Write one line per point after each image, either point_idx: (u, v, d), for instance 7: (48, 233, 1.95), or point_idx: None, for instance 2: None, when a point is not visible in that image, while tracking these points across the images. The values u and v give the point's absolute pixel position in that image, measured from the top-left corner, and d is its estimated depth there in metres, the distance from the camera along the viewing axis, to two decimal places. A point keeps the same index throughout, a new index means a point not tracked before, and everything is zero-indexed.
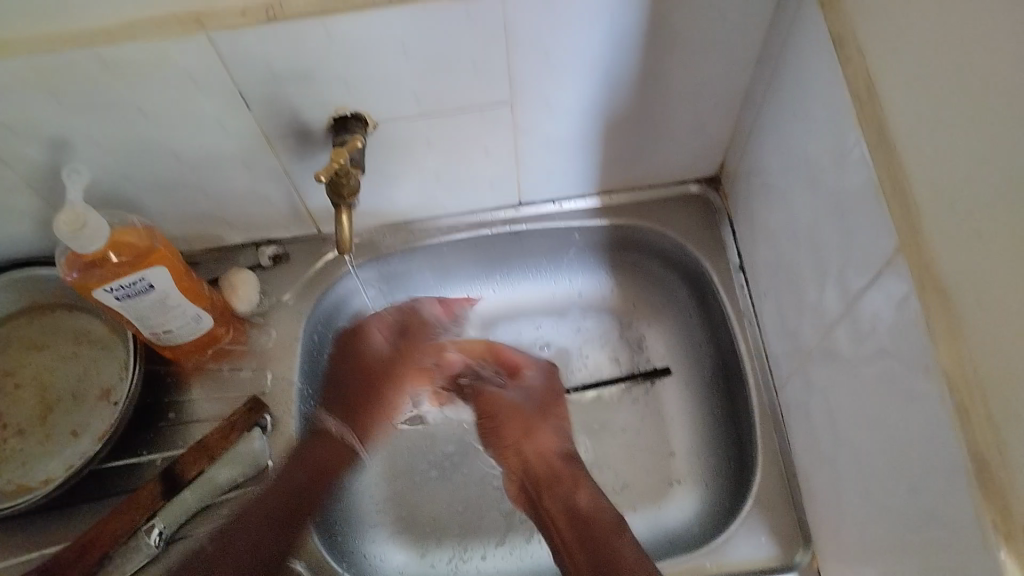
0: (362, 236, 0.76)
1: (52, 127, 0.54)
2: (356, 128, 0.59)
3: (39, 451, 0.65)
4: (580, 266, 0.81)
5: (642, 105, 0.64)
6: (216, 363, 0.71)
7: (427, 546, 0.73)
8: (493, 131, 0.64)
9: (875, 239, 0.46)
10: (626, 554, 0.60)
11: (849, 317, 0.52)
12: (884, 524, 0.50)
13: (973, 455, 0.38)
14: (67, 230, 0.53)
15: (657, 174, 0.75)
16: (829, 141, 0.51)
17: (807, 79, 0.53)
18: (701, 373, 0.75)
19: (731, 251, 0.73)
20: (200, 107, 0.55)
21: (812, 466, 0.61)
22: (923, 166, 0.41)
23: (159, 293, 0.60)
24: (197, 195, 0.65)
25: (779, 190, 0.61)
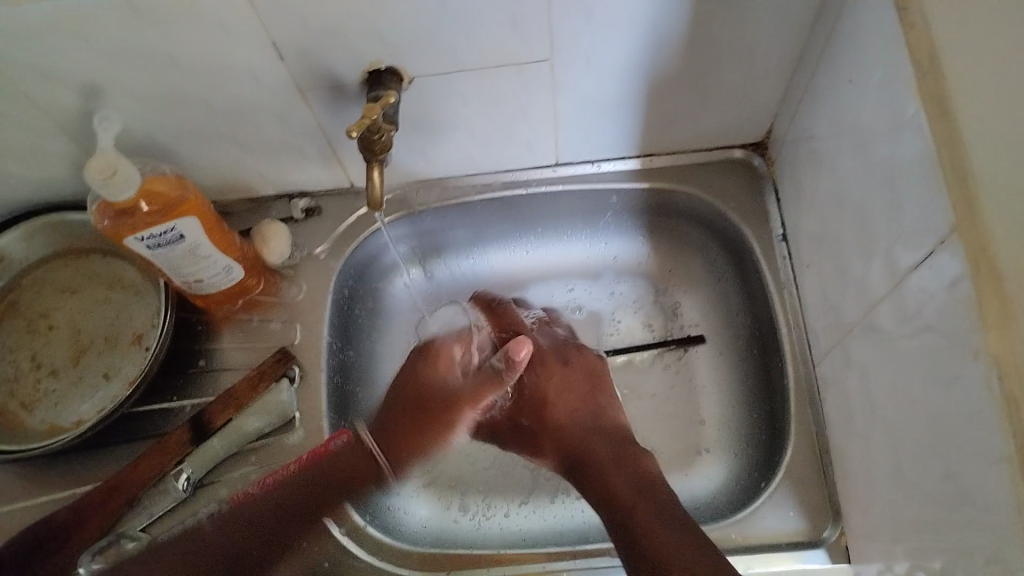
0: (395, 192, 0.75)
1: (84, 69, 0.53)
2: (390, 82, 0.57)
3: (72, 392, 0.66)
4: (616, 230, 0.79)
5: (689, 65, 0.61)
6: (247, 313, 0.71)
7: (451, 500, 0.73)
8: (532, 87, 0.62)
9: (928, 216, 0.44)
10: None
11: (895, 295, 0.50)
12: (918, 507, 0.48)
13: (1018, 448, 0.36)
14: (99, 176, 0.52)
15: (701, 136, 0.72)
16: (886, 111, 0.48)
17: (864, 45, 0.50)
18: (735, 344, 0.74)
19: (775, 221, 0.71)
20: (233, 55, 0.54)
21: (845, 443, 0.59)
22: (990, 145, 0.39)
23: (189, 242, 0.59)
24: (230, 144, 0.64)
25: (829, 160, 0.59)
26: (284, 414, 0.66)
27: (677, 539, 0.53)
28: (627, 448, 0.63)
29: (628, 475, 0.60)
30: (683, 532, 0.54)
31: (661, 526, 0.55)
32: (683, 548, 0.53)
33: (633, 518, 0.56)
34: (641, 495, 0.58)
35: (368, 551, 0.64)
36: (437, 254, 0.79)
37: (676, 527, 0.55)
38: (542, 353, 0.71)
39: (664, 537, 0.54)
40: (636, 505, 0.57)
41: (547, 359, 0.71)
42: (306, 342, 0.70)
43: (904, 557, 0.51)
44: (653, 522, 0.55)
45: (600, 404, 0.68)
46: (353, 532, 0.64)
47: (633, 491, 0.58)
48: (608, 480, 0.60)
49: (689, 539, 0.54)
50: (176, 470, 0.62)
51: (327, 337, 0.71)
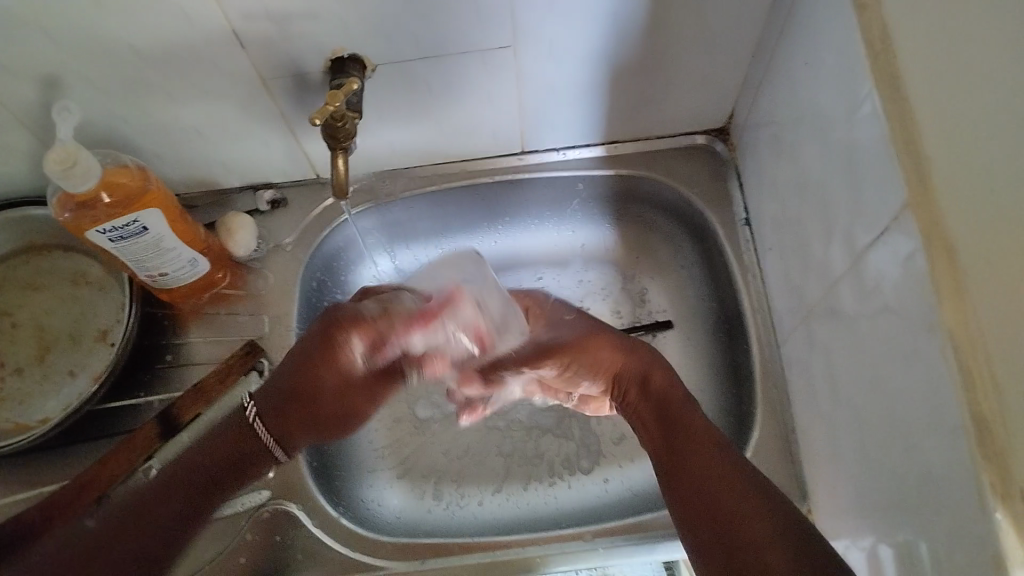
0: (363, 183, 0.75)
1: (40, 59, 0.52)
2: (353, 70, 0.57)
3: (38, 391, 0.65)
4: (582, 218, 0.79)
5: (651, 51, 0.62)
6: (214, 307, 0.71)
7: (425, 490, 0.73)
8: (497, 74, 0.62)
9: (883, 196, 0.45)
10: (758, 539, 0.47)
11: (854, 274, 0.51)
12: (880, 481, 0.49)
13: (974, 417, 0.37)
14: (57, 168, 0.52)
15: (665, 123, 0.73)
16: (841, 94, 0.49)
17: (819, 29, 0.51)
18: (702, 328, 0.75)
19: (738, 204, 0.72)
20: (193, 44, 0.53)
21: (810, 422, 0.60)
22: (939, 122, 0.40)
23: (154, 235, 0.59)
24: (193, 136, 0.64)
25: (788, 143, 0.60)
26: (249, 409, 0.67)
27: (764, 516, 0.49)
28: (685, 408, 0.60)
29: (708, 454, 0.54)
30: (764, 504, 0.50)
31: (752, 511, 0.49)
32: (771, 532, 0.47)
33: (717, 497, 0.51)
34: (716, 464, 0.53)
35: (343, 543, 0.63)
36: (404, 244, 0.79)
37: (755, 501, 0.50)
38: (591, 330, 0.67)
39: (741, 520, 0.49)
40: (715, 491, 0.52)
41: (590, 324, 0.67)
42: (275, 335, 0.70)
43: (868, 531, 0.52)
44: (738, 506, 0.50)
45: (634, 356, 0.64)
46: (326, 525, 0.64)
47: (709, 466, 0.53)
48: (693, 450, 0.55)
49: (769, 513, 0.49)
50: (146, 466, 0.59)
51: (297, 330, 0.71)
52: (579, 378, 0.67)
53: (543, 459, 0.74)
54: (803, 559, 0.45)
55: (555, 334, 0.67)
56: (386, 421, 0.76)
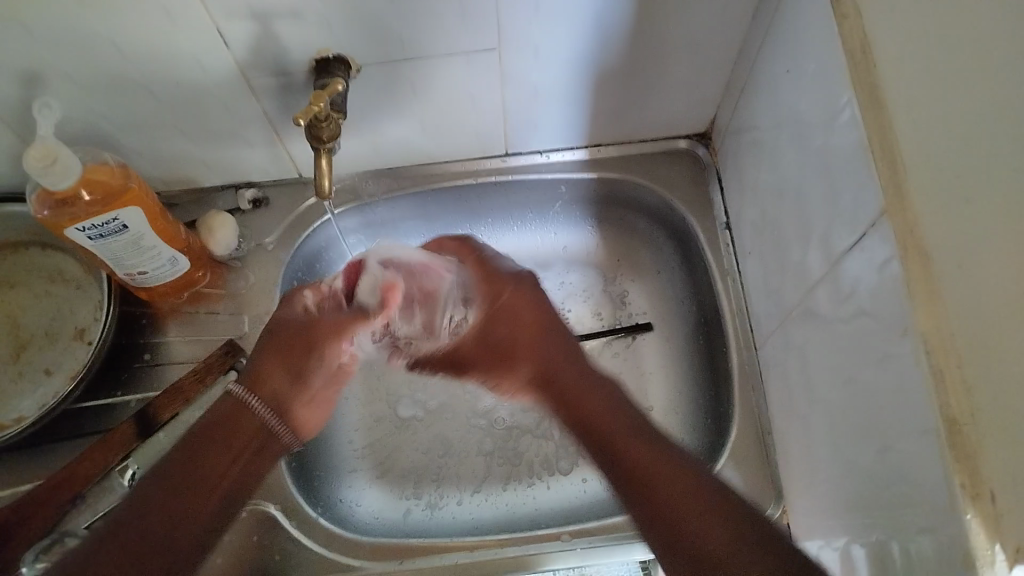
0: (344, 181, 0.75)
1: (18, 54, 0.52)
2: (338, 71, 0.57)
3: (12, 389, 0.64)
4: (565, 220, 0.80)
5: (634, 55, 0.62)
6: (193, 306, 0.71)
7: (403, 490, 0.73)
8: (481, 76, 0.62)
9: (860, 204, 0.45)
10: (715, 535, 0.45)
11: (831, 280, 0.51)
12: (854, 482, 0.50)
13: (946, 422, 0.38)
14: (37, 164, 0.51)
15: (645, 128, 0.73)
16: (821, 103, 0.50)
17: (800, 36, 0.52)
18: (683, 331, 0.75)
19: (719, 208, 0.73)
20: (177, 42, 0.53)
21: (787, 424, 0.61)
22: (914, 133, 0.40)
23: (133, 233, 0.59)
24: (174, 134, 0.63)
25: (768, 149, 0.60)
26: None
27: (663, 470, 0.49)
28: (594, 378, 0.56)
29: (619, 417, 0.53)
30: (705, 483, 0.48)
31: (630, 441, 0.51)
32: (687, 491, 0.47)
33: (631, 458, 0.50)
34: (652, 456, 0.50)
35: (317, 541, 0.63)
36: None
37: (674, 458, 0.50)
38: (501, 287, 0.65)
39: (651, 475, 0.49)
40: (629, 469, 0.50)
41: (506, 324, 0.60)
42: (254, 334, 0.70)
43: (841, 532, 0.52)
44: (649, 459, 0.50)
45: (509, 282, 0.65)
46: (303, 524, 0.64)
47: (630, 439, 0.51)
48: (591, 417, 0.53)
49: (707, 491, 0.47)
50: (121, 466, 0.58)
51: None
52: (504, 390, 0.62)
53: (522, 458, 0.74)
54: (761, 556, 0.43)
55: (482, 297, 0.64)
56: (366, 421, 0.76)
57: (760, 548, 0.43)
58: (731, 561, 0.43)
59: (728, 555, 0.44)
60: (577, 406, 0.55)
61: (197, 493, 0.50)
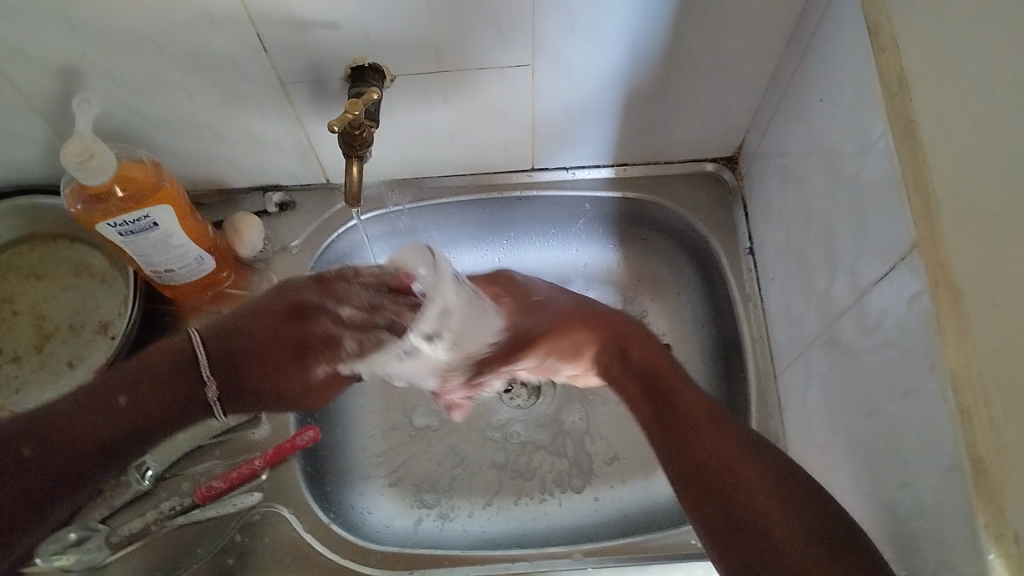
0: (371, 189, 0.75)
1: (63, 50, 0.53)
2: (373, 80, 0.57)
3: (34, 380, 0.65)
4: (587, 237, 0.79)
5: (666, 77, 0.62)
6: (215, 306, 0.71)
7: (414, 500, 0.73)
8: (514, 91, 0.63)
9: (890, 236, 0.46)
10: (778, 528, 0.46)
11: (857, 310, 0.51)
12: (872, 514, 0.50)
13: (970, 457, 0.37)
14: (74, 160, 0.52)
15: (672, 149, 0.74)
16: (853, 132, 0.50)
17: (835, 66, 0.52)
18: (701, 354, 0.75)
19: (743, 233, 0.73)
20: (218, 45, 0.54)
21: (805, 452, 0.61)
22: (949, 166, 0.41)
23: (163, 232, 0.59)
24: (208, 135, 0.64)
25: (797, 176, 0.60)
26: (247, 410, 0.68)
27: (755, 470, 0.50)
28: (683, 376, 0.59)
29: (708, 420, 0.54)
30: (776, 478, 0.49)
31: (719, 439, 0.52)
32: (771, 494, 0.48)
33: (713, 448, 0.52)
34: (735, 452, 0.51)
35: (327, 546, 0.63)
36: None
37: (752, 452, 0.51)
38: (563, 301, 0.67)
39: (738, 470, 0.50)
40: (712, 463, 0.51)
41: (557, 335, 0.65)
42: None
43: None
44: (735, 457, 0.51)
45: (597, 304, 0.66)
46: (315, 530, 0.64)
47: (721, 439, 0.52)
48: (691, 409, 0.55)
49: (773, 482, 0.49)
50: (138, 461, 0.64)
51: None
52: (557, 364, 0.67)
53: (534, 474, 0.74)
54: (823, 538, 0.45)
55: (536, 323, 0.65)
56: (381, 429, 0.76)
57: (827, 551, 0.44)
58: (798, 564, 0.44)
59: (803, 558, 0.44)
60: (676, 398, 0.57)
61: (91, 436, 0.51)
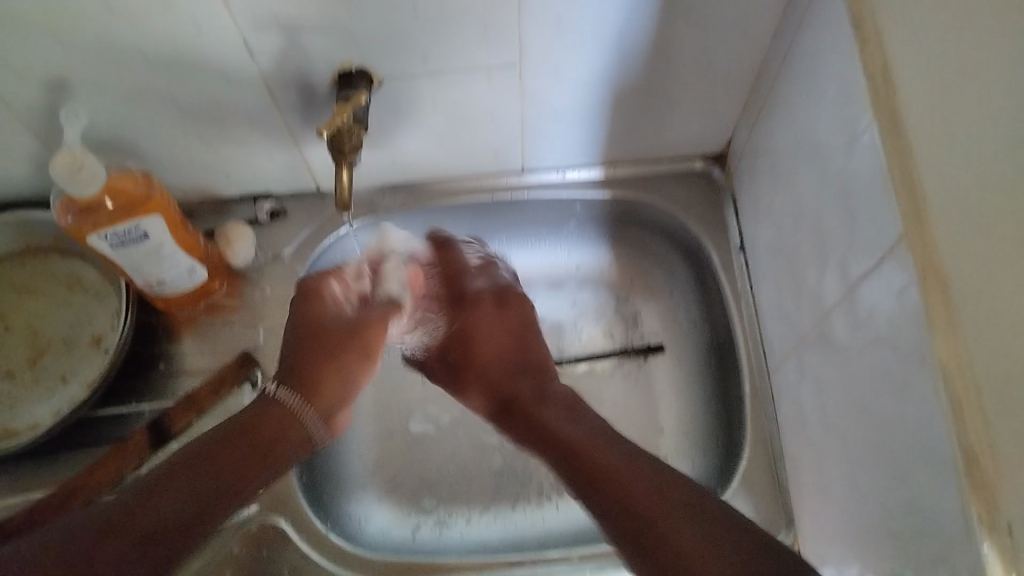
0: (362, 196, 0.75)
1: (49, 63, 0.53)
2: (360, 85, 0.58)
3: (29, 394, 0.65)
4: (579, 239, 0.80)
5: (653, 78, 0.63)
6: (208, 316, 0.71)
7: (412, 508, 0.73)
8: (502, 93, 0.63)
9: (878, 231, 0.46)
10: (685, 541, 0.43)
11: (848, 305, 0.51)
12: (868, 508, 0.50)
13: (963, 449, 0.38)
14: (64, 171, 0.52)
15: (661, 148, 0.74)
16: (839, 128, 0.50)
17: (820, 62, 0.52)
18: (695, 352, 0.75)
19: (733, 231, 0.73)
20: (204, 55, 0.54)
21: (799, 448, 0.61)
22: (934, 159, 0.41)
23: (153, 243, 0.59)
24: (196, 144, 0.64)
25: (785, 173, 0.61)
26: None
27: (627, 483, 0.48)
28: (581, 409, 0.57)
29: (599, 440, 0.53)
30: (670, 495, 0.46)
31: (609, 462, 0.50)
32: (662, 501, 0.46)
33: (593, 469, 0.50)
34: (617, 461, 0.50)
35: (327, 558, 0.63)
36: None
37: (620, 459, 0.50)
38: (477, 354, 0.66)
39: (633, 496, 0.47)
40: (608, 487, 0.49)
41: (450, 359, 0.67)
42: (268, 346, 0.70)
43: (854, 558, 0.52)
44: (632, 486, 0.48)
45: (531, 351, 0.66)
46: (313, 541, 0.64)
47: (610, 458, 0.50)
48: (569, 432, 0.54)
49: (674, 496, 0.46)
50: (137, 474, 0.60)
51: None
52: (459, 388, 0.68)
53: (532, 476, 0.74)
54: (734, 553, 0.42)
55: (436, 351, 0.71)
56: (376, 436, 0.76)
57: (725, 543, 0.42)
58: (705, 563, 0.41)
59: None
60: (549, 426, 0.56)
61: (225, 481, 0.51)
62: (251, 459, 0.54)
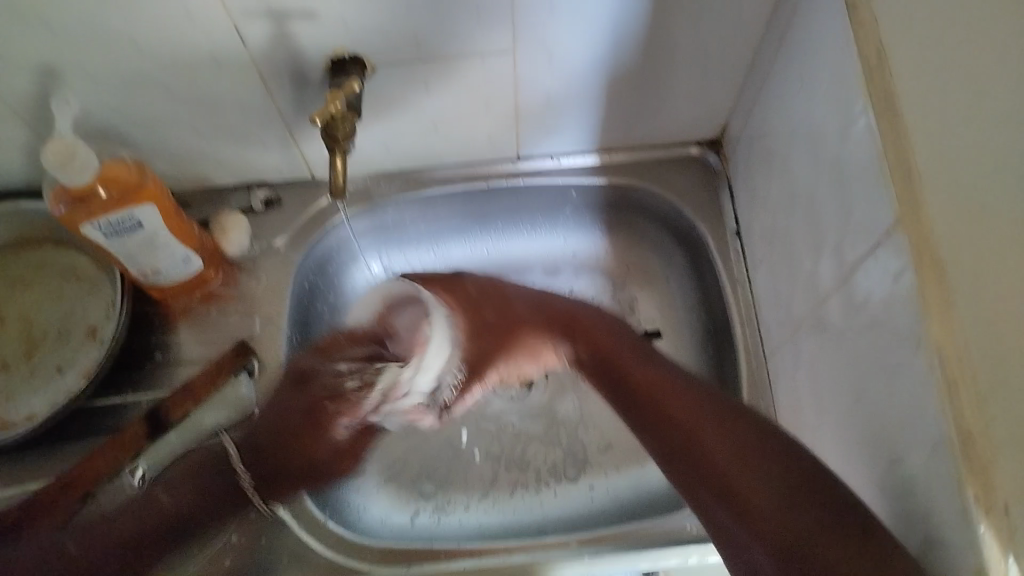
0: (357, 183, 0.75)
1: (40, 50, 0.52)
2: (353, 71, 0.57)
3: (24, 385, 0.65)
4: (575, 225, 0.80)
5: (647, 62, 0.63)
6: (205, 306, 0.71)
7: (410, 493, 0.73)
8: (496, 79, 0.62)
9: (874, 214, 0.46)
10: (753, 486, 0.45)
11: (843, 289, 0.51)
12: (864, 491, 0.50)
13: (960, 430, 0.38)
14: (55, 161, 0.52)
15: (656, 134, 0.74)
16: (834, 112, 0.50)
17: (814, 45, 0.52)
18: (692, 339, 0.75)
19: (729, 216, 0.73)
20: (196, 42, 0.54)
21: (796, 433, 0.61)
22: (929, 139, 0.41)
23: (148, 231, 0.59)
24: (190, 133, 0.64)
25: (780, 156, 0.61)
26: (242, 409, 0.67)
27: (740, 464, 0.46)
28: (619, 335, 0.61)
29: (706, 410, 0.51)
30: (727, 420, 0.49)
31: (716, 437, 0.48)
32: (729, 451, 0.47)
33: (665, 412, 0.52)
34: (684, 401, 0.52)
35: (322, 543, 0.62)
36: (398, 254, 0.79)
37: (693, 398, 0.52)
38: (520, 317, 0.65)
39: (702, 439, 0.49)
40: (708, 464, 0.47)
41: (495, 313, 0.65)
42: (265, 335, 0.70)
43: None
44: (697, 422, 0.50)
45: (557, 300, 0.65)
46: (311, 527, 0.63)
47: (716, 437, 0.48)
48: (632, 372, 0.56)
49: (727, 427, 0.49)
50: (131, 466, 0.62)
51: (287, 331, 0.70)
52: (514, 353, 0.65)
53: (530, 463, 0.74)
54: (793, 487, 0.44)
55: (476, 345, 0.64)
56: None
57: (840, 534, 0.41)
58: (821, 550, 0.41)
59: (792, 523, 0.43)
60: (620, 366, 0.58)
61: (129, 536, 0.57)
62: (138, 542, 0.57)
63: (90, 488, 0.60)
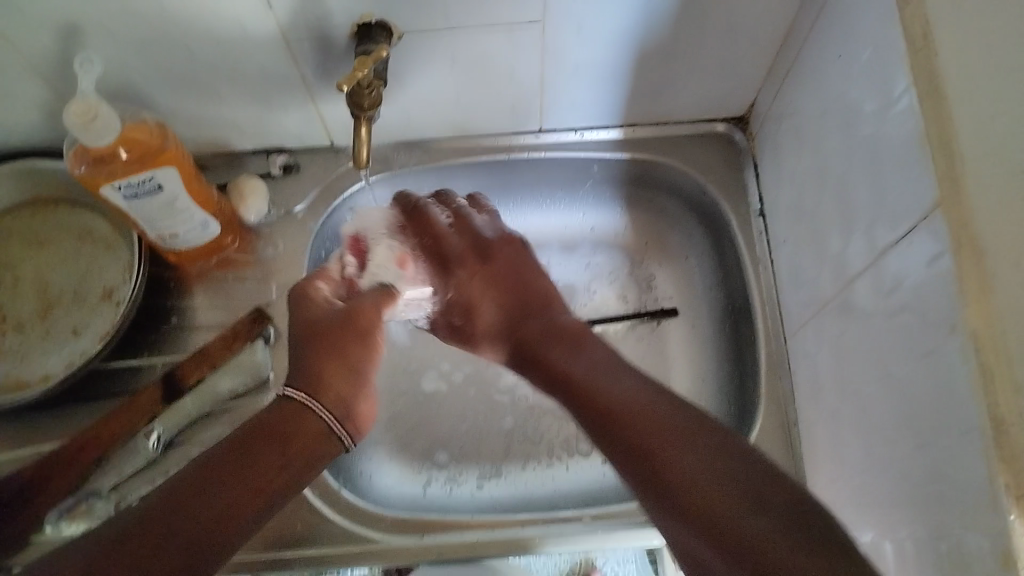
0: (378, 151, 0.75)
1: (62, 8, 0.51)
2: (380, 38, 0.55)
3: (39, 346, 0.64)
4: (594, 200, 0.79)
5: (678, 35, 0.61)
6: (221, 272, 0.70)
7: (422, 463, 0.73)
8: (523, 49, 0.61)
9: (910, 196, 0.45)
10: (655, 439, 0.45)
11: (874, 272, 0.51)
12: (886, 477, 0.50)
13: (993, 419, 0.37)
14: (78, 121, 0.51)
15: (681, 109, 0.73)
16: (873, 90, 0.49)
17: (853, 21, 0.51)
18: (710, 317, 0.74)
19: (753, 195, 0.72)
20: (219, 4, 0.53)
21: (815, 415, 0.61)
22: (971, 122, 0.40)
23: (168, 195, 0.58)
24: (210, 96, 0.63)
25: (811, 134, 0.60)
26: (257, 375, 0.65)
27: (645, 414, 0.47)
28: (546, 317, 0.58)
29: (668, 432, 0.45)
30: (631, 377, 0.50)
31: (642, 420, 0.47)
32: (642, 403, 0.48)
33: (564, 371, 0.53)
34: (576, 356, 0.53)
35: (336, 511, 0.63)
36: None
37: (589, 353, 0.54)
38: (485, 307, 0.62)
39: (618, 405, 0.48)
40: (643, 454, 0.45)
41: (461, 298, 0.64)
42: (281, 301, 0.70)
43: (868, 525, 0.52)
44: (631, 406, 0.48)
45: (530, 299, 0.59)
46: (325, 495, 0.63)
47: (618, 389, 0.49)
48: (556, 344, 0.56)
49: (628, 381, 0.50)
50: (147, 428, 0.60)
51: None
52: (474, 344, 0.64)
53: (543, 436, 0.74)
54: (700, 440, 0.45)
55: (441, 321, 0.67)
56: (387, 395, 0.76)
57: (755, 503, 0.40)
58: (730, 515, 0.40)
59: (701, 473, 0.43)
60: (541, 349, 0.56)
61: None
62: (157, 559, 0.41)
63: (104, 448, 0.59)
